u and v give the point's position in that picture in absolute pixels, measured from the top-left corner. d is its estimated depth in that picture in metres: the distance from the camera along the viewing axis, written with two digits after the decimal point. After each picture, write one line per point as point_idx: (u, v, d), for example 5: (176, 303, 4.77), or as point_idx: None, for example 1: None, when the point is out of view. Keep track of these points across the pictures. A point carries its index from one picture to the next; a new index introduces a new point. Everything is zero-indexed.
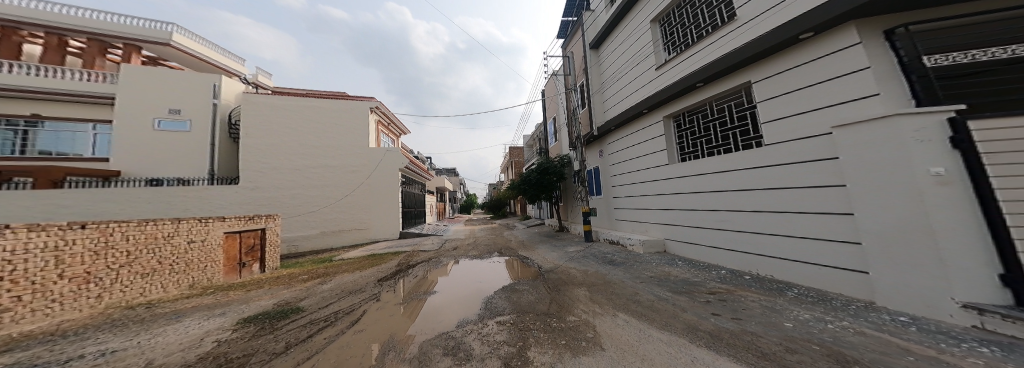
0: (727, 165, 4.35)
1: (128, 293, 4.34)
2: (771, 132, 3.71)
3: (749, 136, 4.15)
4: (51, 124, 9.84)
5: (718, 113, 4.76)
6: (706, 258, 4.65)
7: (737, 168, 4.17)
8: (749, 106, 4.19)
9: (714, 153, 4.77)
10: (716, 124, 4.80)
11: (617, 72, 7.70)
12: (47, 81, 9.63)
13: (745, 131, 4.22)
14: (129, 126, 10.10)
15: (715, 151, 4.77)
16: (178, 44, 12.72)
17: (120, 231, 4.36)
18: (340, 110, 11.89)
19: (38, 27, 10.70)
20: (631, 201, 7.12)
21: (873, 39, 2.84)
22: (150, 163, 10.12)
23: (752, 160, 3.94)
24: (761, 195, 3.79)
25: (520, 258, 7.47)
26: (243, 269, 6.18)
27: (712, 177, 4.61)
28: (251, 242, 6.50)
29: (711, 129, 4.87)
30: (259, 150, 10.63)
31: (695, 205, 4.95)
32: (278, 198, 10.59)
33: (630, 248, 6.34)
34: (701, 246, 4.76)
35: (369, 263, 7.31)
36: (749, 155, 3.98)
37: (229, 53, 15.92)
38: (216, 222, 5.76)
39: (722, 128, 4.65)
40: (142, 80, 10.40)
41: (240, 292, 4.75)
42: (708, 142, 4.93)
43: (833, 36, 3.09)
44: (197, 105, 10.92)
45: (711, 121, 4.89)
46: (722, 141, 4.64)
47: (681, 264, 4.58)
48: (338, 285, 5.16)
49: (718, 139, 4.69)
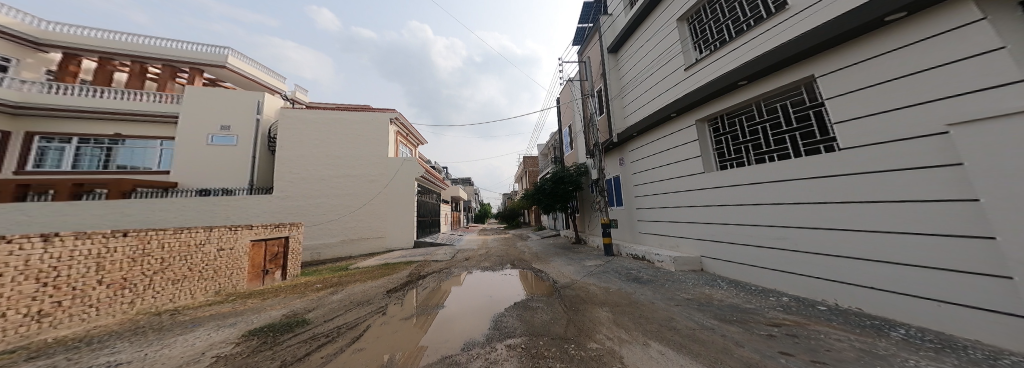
0: (787, 173, 3.65)
1: (159, 300, 4.50)
2: (850, 133, 3.02)
3: (814, 139, 3.43)
4: (130, 141, 11.22)
5: (770, 114, 4.05)
6: (757, 281, 3.94)
7: (802, 176, 3.47)
8: (812, 105, 3.48)
9: (766, 159, 4.07)
10: (767, 127, 4.09)
11: (639, 75, 7.15)
12: (124, 103, 11.02)
13: (807, 133, 3.50)
14: (185, 142, 11.22)
15: (767, 157, 4.08)
16: (232, 66, 14.24)
17: (156, 238, 4.57)
18: (361, 122, 12.41)
19: (124, 56, 12.50)
20: (659, 213, 6.42)
21: (1006, 14, 2.14)
22: (200, 174, 11.13)
23: (824, 167, 3.23)
24: (839, 210, 3.07)
25: (534, 272, 6.98)
26: (266, 276, 6.36)
27: (768, 187, 3.90)
28: (275, 250, 6.70)
29: (761, 133, 4.16)
30: (289, 161, 11.31)
31: (744, 220, 4.23)
32: (304, 207, 11.11)
33: (658, 264, 5.63)
34: (752, 267, 4.04)
35: (380, 272, 7.23)
36: (819, 161, 3.27)
37: (272, 72, 17.49)
38: (244, 231, 5.98)
39: (775, 130, 3.95)
40: (197, 100, 11.58)
41: (257, 301, 4.75)
42: (757, 147, 4.22)
43: (941, 13, 2.41)
44: (241, 121, 11.93)
45: (760, 123, 4.18)
46: (775, 146, 3.94)
47: (723, 285, 3.87)
48: (348, 296, 5.04)
49: (771, 143, 3.99)
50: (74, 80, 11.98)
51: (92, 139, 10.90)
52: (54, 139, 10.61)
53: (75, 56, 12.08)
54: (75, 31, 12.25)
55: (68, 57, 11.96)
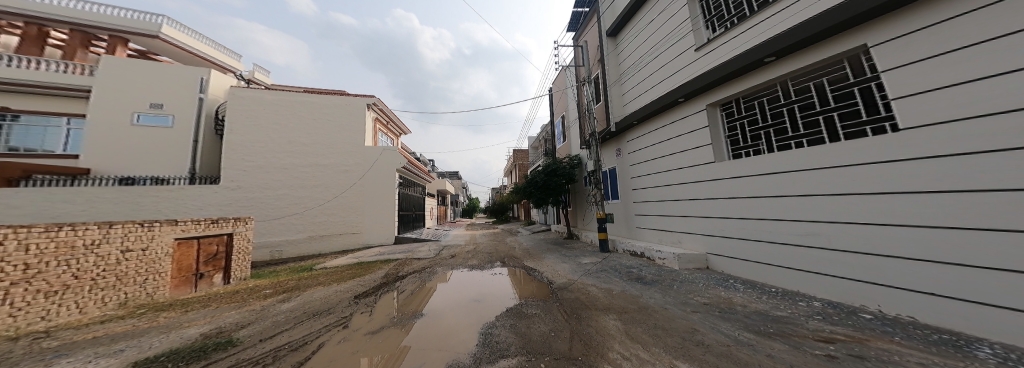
0: (818, 161, 3.25)
1: (23, 318, 3.20)
2: (904, 112, 2.57)
3: (860, 120, 2.98)
4: (26, 117, 9.17)
5: (800, 95, 3.63)
6: (776, 281, 3.61)
7: (839, 164, 3.05)
8: (857, 81, 3.03)
9: (791, 146, 3.69)
10: (795, 108, 3.68)
11: (641, 59, 6.73)
12: (18, 72, 8.94)
13: (850, 114, 3.08)
14: (102, 120, 9.32)
15: (793, 143, 3.69)
16: (168, 37, 12.13)
17: (14, 238, 3.26)
18: (333, 107, 11.04)
19: (16, 16, 10.17)
20: (660, 206, 6.10)
21: None
22: (122, 160, 9.30)
23: (867, 153, 2.80)
24: (882, 202, 2.67)
25: (526, 270, 6.40)
26: (200, 281, 5.25)
27: (794, 177, 3.51)
28: (212, 250, 5.55)
29: (789, 116, 3.75)
30: (242, 146, 9.77)
31: (762, 214, 3.88)
32: (261, 199, 9.70)
33: (659, 262, 5.30)
34: (771, 266, 3.71)
35: (352, 274, 6.27)
36: (864, 146, 2.85)
37: (225, 49, 15.33)
38: (164, 227, 4.75)
39: (806, 112, 3.55)
40: (120, 70, 9.68)
41: (174, 314, 3.68)
42: (783, 133, 3.82)
43: None
44: (180, 98, 10.15)
45: (786, 107, 3.79)
46: (807, 131, 3.52)
47: (738, 286, 3.49)
48: (303, 304, 4.12)
49: (799, 127, 3.61)
50: None
51: None
52: None
53: None
54: None
55: None
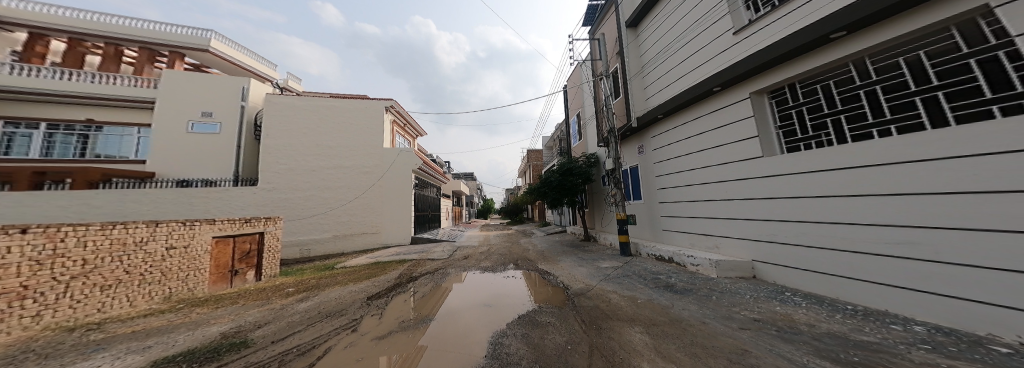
0: (907, 153, 2.56)
1: (82, 310, 3.49)
2: None
3: (980, 101, 2.25)
4: (108, 128, 10.53)
5: (882, 74, 2.89)
6: (846, 296, 2.97)
7: (941, 156, 2.34)
8: (977, 51, 2.30)
9: (872, 135, 2.92)
10: (877, 90, 2.92)
11: (667, 48, 6.13)
12: (100, 88, 10.31)
13: (962, 94, 2.35)
14: (163, 129, 10.41)
15: (871, 133, 2.94)
16: (215, 50, 13.40)
17: (74, 236, 3.52)
18: (354, 110, 11.50)
19: (98, 38, 11.77)
20: (693, 208, 5.46)
21: None
22: (179, 164, 10.33)
23: (987, 140, 2.10)
24: (1016, 204, 1.95)
25: (540, 273, 6.06)
26: (236, 277, 5.57)
27: (872, 173, 2.82)
28: (247, 248, 5.89)
29: (867, 99, 2.99)
30: (275, 150, 10.46)
31: (825, 217, 3.24)
32: (292, 200, 10.30)
33: (691, 268, 4.72)
34: (838, 278, 3.06)
35: (367, 273, 6.36)
36: (984, 134, 2.13)
37: (263, 59, 16.67)
38: (204, 226, 5.06)
39: (890, 94, 2.81)
40: (177, 84, 10.77)
41: (206, 310, 3.84)
42: (858, 120, 3.06)
43: None
44: (224, 107, 11.12)
45: (864, 88, 3.02)
46: (895, 115, 2.75)
47: (797, 300, 2.92)
48: (318, 304, 4.16)
49: (881, 113, 2.87)
50: (42, 62, 11.27)
51: (63, 124, 10.13)
52: (21, 124, 9.81)
53: (42, 36, 11.35)
54: (43, 8, 11.33)
55: (35, 37, 11.26)
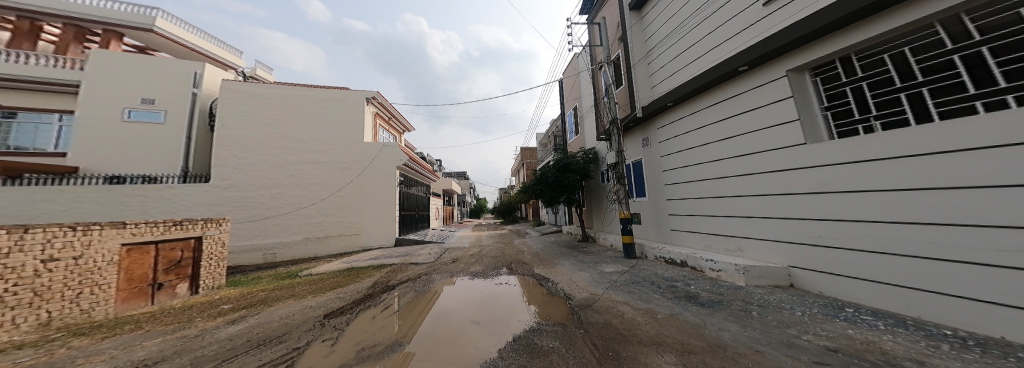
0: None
1: None
2: None
3: None
4: (24, 115, 8.83)
5: (990, 31, 2.25)
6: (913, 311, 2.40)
7: None
8: None
9: (974, 109, 2.28)
10: (983, 52, 2.27)
11: (680, 28, 5.64)
12: (7, 66, 8.59)
13: None
14: (93, 116, 8.87)
15: (971, 107, 2.30)
16: (163, 30, 11.82)
17: None
18: (330, 100, 10.32)
19: (10, 10, 10.00)
20: (712, 204, 4.91)
21: None
22: (111, 157, 8.82)
23: None
24: None
25: (537, 279, 5.30)
26: (159, 292, 4.50)
27: (965, 160, 2.19)
28: (176, 257, 4.81)
29: (965, 65, 2.36)
30: (232, 142, 9.10)
31: (891, 215, 2.63)
32: (253, 198, 9.00)
33: (713, 275, 4.22)
34: (914, 292, 2.42)
35: (336, 282, 5.38)
36: None
37: (225, 45, 15.07)
38: (107, 230, 3.94)
39: (1004, 55, 2.17)
40: (109, 64, 9.22)
41: (84, 343, 2.80)
42: (950, 92, 2.42)
43: None
44: (172, 93, 9.63)
45: (962, 51, 2.38)
46: (1013, 83, 2.10)
47: (875, 322, 2.25)
48: (253, 327, 3.16)
49: (987, 81, 2.23)
50: None
51: None
52: None
53: None
54: None
55: None
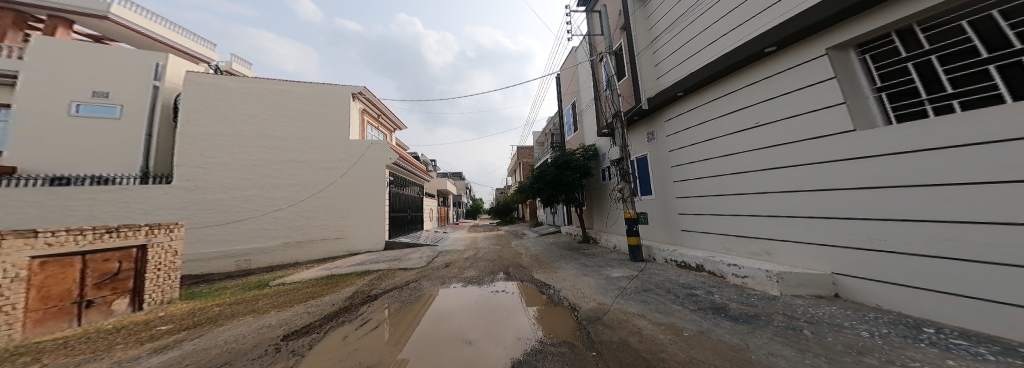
0: None
1: None
2: None
3: None
4: None
5: None
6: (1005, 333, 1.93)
7: None
8: None
9: None
10: None
11: (690, 11, 5.14)
12: None
13: None
14: (40, 110, 7.99)
15: None
16: (118, 18, 11.00)
17: None
18: (312, 95, 9.58)
19: None
20: (735, 202, 4.43)
21: None
22: (61, 156, 7.95)
23: None
24: None
25: (538, 285, 4.72)
26: (88, 311, 3.79)
27: None
28: (111, 268, 4.09)
29: None
30: (202, 138, 8.32)
31: (977, 215, 2.13)
32: (225, 200, 8.22)
33: (739, 282, 3.74)
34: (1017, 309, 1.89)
35: (309, 293, 4.72)
36: None
37: (200, 38, 14.27)
38: (12, 240, 3.21)
39: None
40: (57, 52, 8.33)
41: None
42: None
43: None
44: (131, 86, 8.79)
45: None
46: None
47: (977, 349, 1.82)
48: (182, 357, 2.49)
49: None
50: None
51: None
52: None
53: None
54: None
55: None
